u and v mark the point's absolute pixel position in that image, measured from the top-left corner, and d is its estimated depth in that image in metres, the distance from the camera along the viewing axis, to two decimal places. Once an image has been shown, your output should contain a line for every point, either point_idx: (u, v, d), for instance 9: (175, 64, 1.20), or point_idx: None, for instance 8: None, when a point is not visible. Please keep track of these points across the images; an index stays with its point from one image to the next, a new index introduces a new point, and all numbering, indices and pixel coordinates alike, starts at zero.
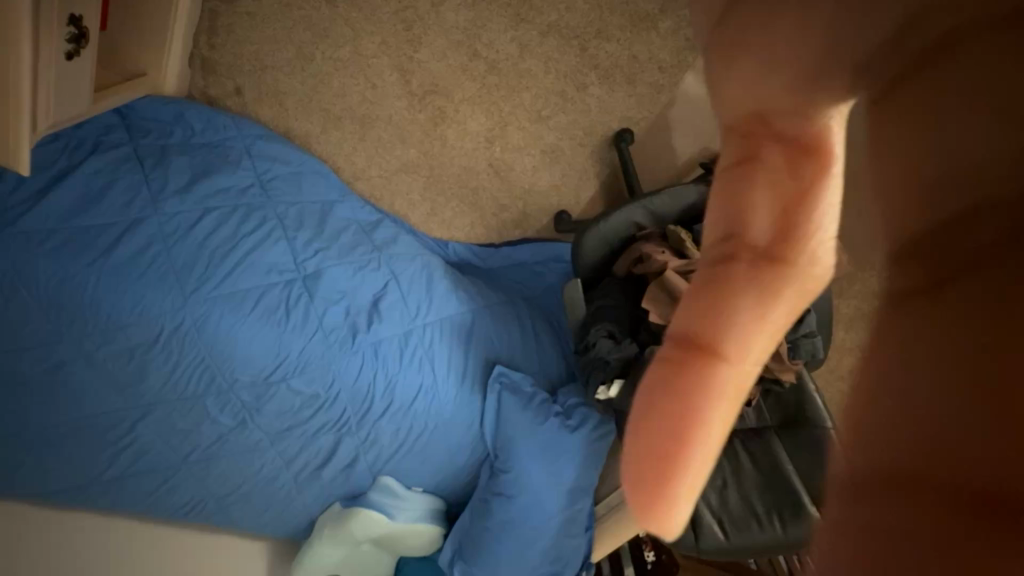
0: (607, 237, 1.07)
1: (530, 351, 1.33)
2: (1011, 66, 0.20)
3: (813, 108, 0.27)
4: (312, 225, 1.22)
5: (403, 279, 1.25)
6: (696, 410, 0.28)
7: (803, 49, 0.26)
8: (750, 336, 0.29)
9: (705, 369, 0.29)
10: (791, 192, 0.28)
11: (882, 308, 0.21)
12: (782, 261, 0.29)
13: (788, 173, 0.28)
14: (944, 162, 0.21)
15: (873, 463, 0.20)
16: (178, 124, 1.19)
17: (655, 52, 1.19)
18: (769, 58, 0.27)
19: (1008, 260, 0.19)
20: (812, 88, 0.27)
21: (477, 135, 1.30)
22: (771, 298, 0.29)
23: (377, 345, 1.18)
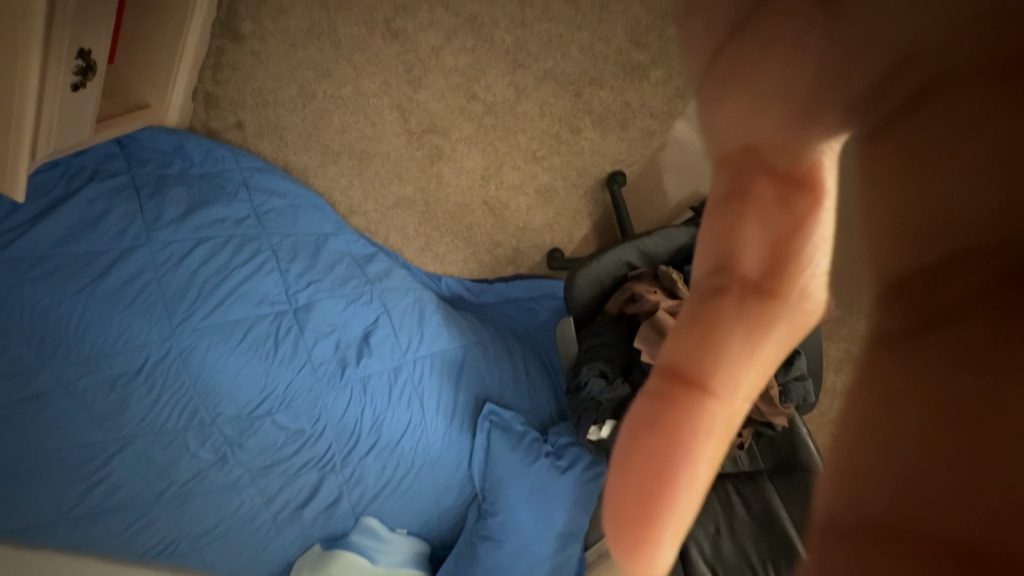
0: (599, 276, 1.08)
1: (521, 389, 1.30)
2: (1004, 112, 0.19)
3: (804, 145, 0.27)
4: (306, 256, 1.22)
5: (395, 312, 1.24)
6: (684, 444, 0.27)
7: (789, 89, 0.26)
8: (739, 372, 0.28)
9: (695, 402, 0.27)
10: (781, 226, 0.28)
11: (873, 347, 0.20)
12: (772, 295, 0.28)
13: (778, 208, 0.28)
14: (936, 208, 0.20)
15: (858, 507, 0.18)
16: (178, 155, 1.21)
17: (646, 99, 1.17)
18: (756, 98, 0.26)
19: (1006, 307, 0.17)
20: (804, 125, 0.26)
21: (473, 174, 1.33)
22: (762, 334, 0.28)
23: (365, 381, 1.17)
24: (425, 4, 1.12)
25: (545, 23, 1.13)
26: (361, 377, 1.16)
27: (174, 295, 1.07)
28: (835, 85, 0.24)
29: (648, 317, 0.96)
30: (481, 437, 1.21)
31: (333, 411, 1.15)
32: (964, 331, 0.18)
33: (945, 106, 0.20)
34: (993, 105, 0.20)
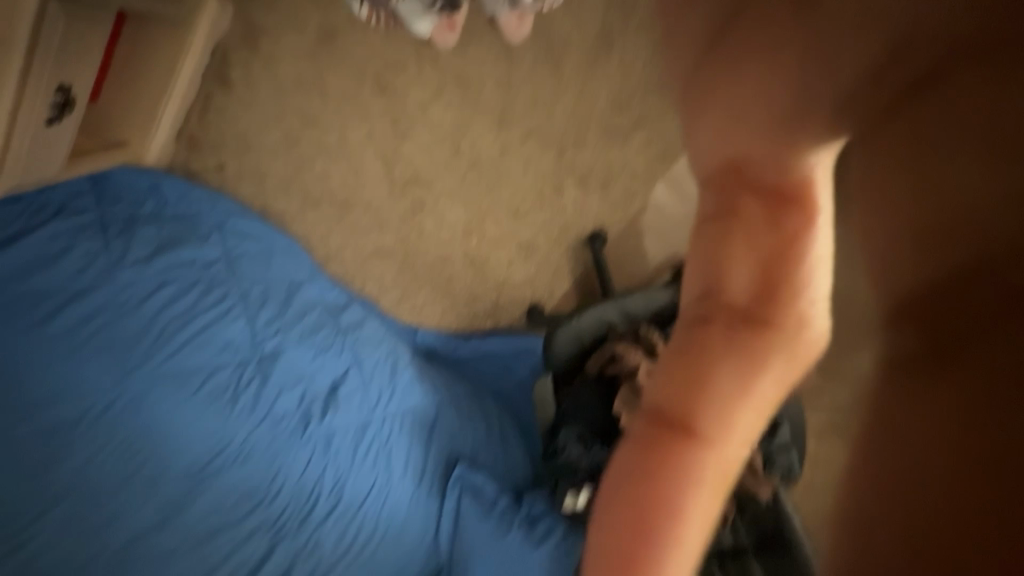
0: (580, 333, 1.03)
1: (496, 451, 1.23)
2: (978, 106, 0.28)
3: (795, 150, 0.35)
4: (277, 303, 1.16)
5: (366, 364, 1.17)
6: (682, 471, 0.38)
7: (766, 99, 0.36)
8: (730, 405, 0.38)
9: (687, 442, 0.38)
10: (770, 240, 0.38)
11: (881, 322, 0.30)
12: (761, 328, 0.37)
13: (765, 222, 0.38)
14: (937, 193, 0.29)
15: (878, 533, 0.29)
16: (152, 195, 1.17)
17: (629, 161, 1.26)
18: (741, 103, 0.37)
19: (995, 256, 0.27)
20: (790, 132, 0.35)
21: (455, 227, 1.33)
22: (754, 372, 0.37)
23: (330, 437, 1.09)
24: (414, 62, 1.22)
25: (530, 85, 1.23)
26: (326, 434, 1.09)
27: (128, 338, 1.02)
28: (813, 91, 0.34)
29: (630, 378, 0.94)
30: (450, 503, 1.14)
31: (293, 468, 1.06)
32: (978, 295, 0.27)
33: (944, 95, 0.29)
34: (983, 88, 0.28)
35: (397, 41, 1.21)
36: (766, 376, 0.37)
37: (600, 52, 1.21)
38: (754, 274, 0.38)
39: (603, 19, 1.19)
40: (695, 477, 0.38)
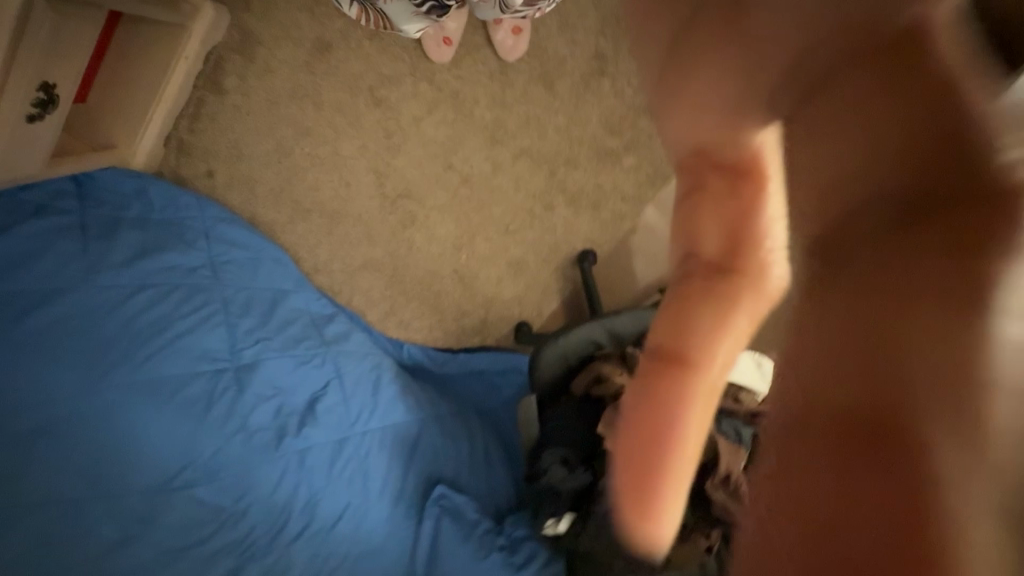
0: (566, 353, 1.02)
1: (478, 472, 1.21)
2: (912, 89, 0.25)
3: (747, 125, 0.29)
4: (260, 313, 1.14)
5: (348, 378, 1.15)
6: (670, 423, 0.29)
7: (732, 71, 0.29)
8: (711, 347, 0.30)
9: (681, 381, 0.30)
10: (737, 210, 0.30)
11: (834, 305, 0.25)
12: (738, 271, 0.30)
13: (729, 193, 0.30)
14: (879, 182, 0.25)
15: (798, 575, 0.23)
16: (138, 199, 1.13)
17: (620, 184, 1.32)
18: (717, 75, 0.30)
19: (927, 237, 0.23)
20: (741, 111, 0.29)
21: (445, 241, 1.33)
22: (727, 318, 0.30)
23: (305, 452, 1.06)
24: (410, 77, 1.23)
25: (525, 105, 1.26)
26: (302, 449, 1.06)
27: (99, 342, 0.96)
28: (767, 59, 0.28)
29: (613, 400, 0.91)
30: (427, 524, 1.10)
31: (265, 483, 1.02)
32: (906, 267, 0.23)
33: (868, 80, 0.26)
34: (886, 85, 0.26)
35: (393, 57, 1.22)
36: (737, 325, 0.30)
37: (590, 77, 1.26)
38: (729, 233, 0.31)
39: (594, 45, 1.24)
40: (670, 445, 0.29)
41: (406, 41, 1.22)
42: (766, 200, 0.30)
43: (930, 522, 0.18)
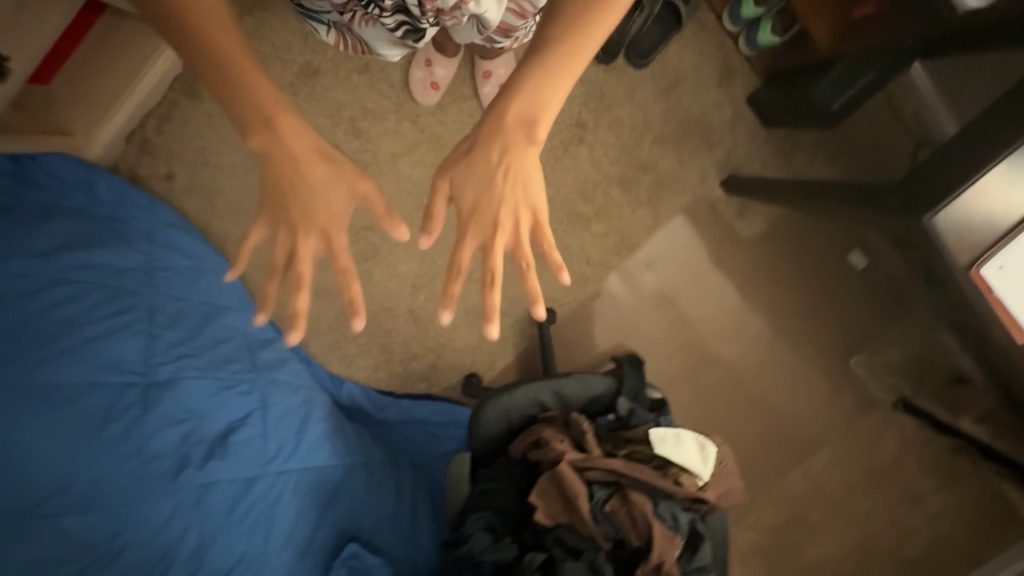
0: (510, 410, 0.94)
1: (401, 532, 1.12)
2: (507, 152, 0.65)
3: (466, 181, 0.66)
4: (188, 327, 1.05)
5: (273, 411, 1.05)
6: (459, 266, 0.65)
7: (469, 153, 0.66)
8: (462, 245, 0.65)
9: (457, 260, 0.65)
10: (471, 205, 0.66)
11: (496, 217, 0.65)
12: (468, 221, 0.65)
13: (466, 203, 0.66)
14: (507, 182, 0.65)
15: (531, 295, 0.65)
16: (81, 190, 1.13)
17: (586, 248, 1.31)
18: (463, 167, 0.66)
19: (519, 191, 0.65)
20: (464, 176, 0.66)
21: (405, 280, 1.34)
22: (463, 238, 0.65)
23: (207, 488, 0.92)
24: (394, 114, 1.26)
25: None
26: (205, 484, 0.92)
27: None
28: (472, 153, 0.66)
29: (551, 469, 0.86)
30: None
31: (150, 522, 0.86)
32: (522, 202, 0.65)
33: (496, 156, 0.65)
34: (502, 153, 0.65)
35: (379, 93, 1.26)
36: (468, 241, 0.65)
37: (569, 143, 1.28)
38: (468, 206, 0.66)
39: (576, 113, 1.28)
40: (459, 272, 0.65)
41: (393, 79, 1.26)
42: (480, 199, 0.65)
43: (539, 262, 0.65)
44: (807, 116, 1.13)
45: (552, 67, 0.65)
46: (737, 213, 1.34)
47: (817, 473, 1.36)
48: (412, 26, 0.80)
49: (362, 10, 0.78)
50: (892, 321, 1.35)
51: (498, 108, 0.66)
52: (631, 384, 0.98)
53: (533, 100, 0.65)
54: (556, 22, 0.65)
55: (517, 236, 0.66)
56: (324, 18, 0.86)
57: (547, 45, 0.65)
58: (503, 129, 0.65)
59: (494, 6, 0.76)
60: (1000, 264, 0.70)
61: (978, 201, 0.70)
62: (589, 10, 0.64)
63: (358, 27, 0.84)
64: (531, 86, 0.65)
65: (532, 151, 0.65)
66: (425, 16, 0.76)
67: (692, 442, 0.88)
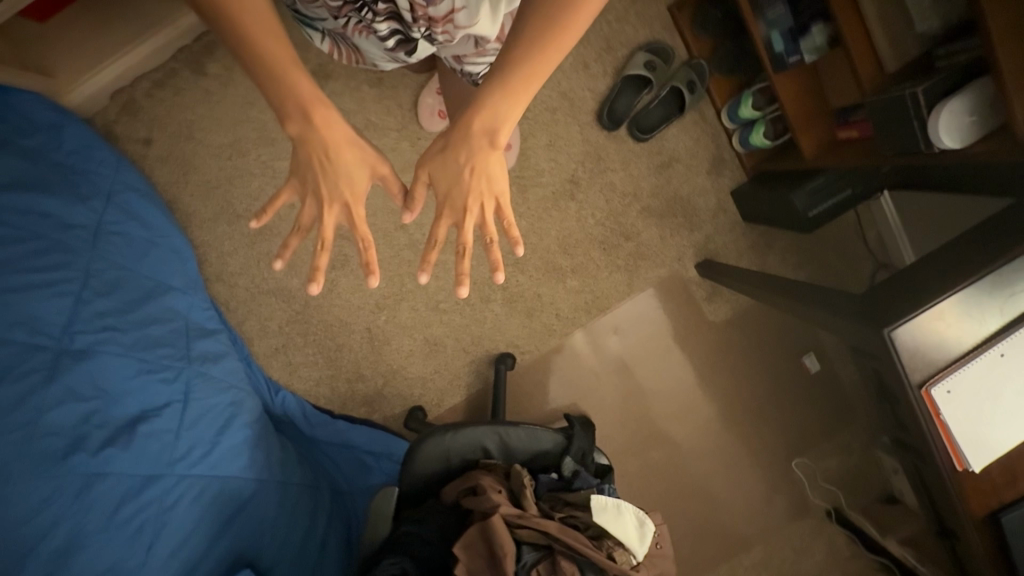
0: (449, 452, 0.89)
1: (305, 568, 1.02)
2: (470, 147, 0.67)
3: (435, 171, 0.69)
4: (125, 299, 0.98)
5: (194, 406, 0.97)
6: (435, 235, 0.67)
7: (441, 143, 0.69)
8: (439, 223, 0.68)
9: (435, 231, 0.68)
10: (443, 193, 0.69)
11: (463, 197, 0.68)
12: (443, 206, 0.68)
13: (441, 193, 0.69)
14: (471, 171, 0.67)
15: (493, 262, 0.65)
16: (47, 132, 1.06)
17: (557, 301, 1.33)
18: (437, 156, 0.69)
19: (485, 178, 0.68)
20: (436, 164, 0.69)
21: (370, 297, 1.32)
22: (439, 217, 0.68)
23: (95, 480, 0.80)
24: (395, 132, 1.27)
25: None
26: (94, 474, 0.80)
27: None
28: (444, 145, 0.69)
29: (480, 520, 0.80)
30: None
31: (14, 510, 0.73)
32: (487, 183, 0.68)
33: (462, 149, 0.68)
34: (464, 147, 0.68)
35: (386, 109, 1.27)
36: (442, 222, 0.68)
37: (560, 197, 1.31)
38: (440, 195, 0.69)
39: (571, 170, 1.31)
40: (433, 241, 0.67)
41: (402, 100, 1.27)
42: (451, 184, 0.68)
43: (506, 233, 0.67)
44: (787, 219, 1.16)
45: (518, 79, 0.66)
46: (707, 295, 1.36)
47: (745, 570, 1.35)
48: (403, 35, 0.83)
49: (356, 16, 0.79)
50: (833, 429, 1.38)
51: (464, 114, 0.68)
52: (580, 445, 0.92)
53: (497, 110, 0.67)
54: (518, 39, 0.65)
55: (483, 219, 0.69)
56: (319, 25, 0.87)
57: (512, 60, 0.66)
58: (468, 136, 0.67)
59: (486, 21, 0.80)
60: (948, 388, 0.72)
61: (935, 324, 0.71)
62: (550, 27, 0.63)
63: (353, 36, 0.85)
64: (494, 98, 0.66)
65: (495, 157, 0.68)
66: (417, 25, 0.79)
67: (632, 516, 0.82)
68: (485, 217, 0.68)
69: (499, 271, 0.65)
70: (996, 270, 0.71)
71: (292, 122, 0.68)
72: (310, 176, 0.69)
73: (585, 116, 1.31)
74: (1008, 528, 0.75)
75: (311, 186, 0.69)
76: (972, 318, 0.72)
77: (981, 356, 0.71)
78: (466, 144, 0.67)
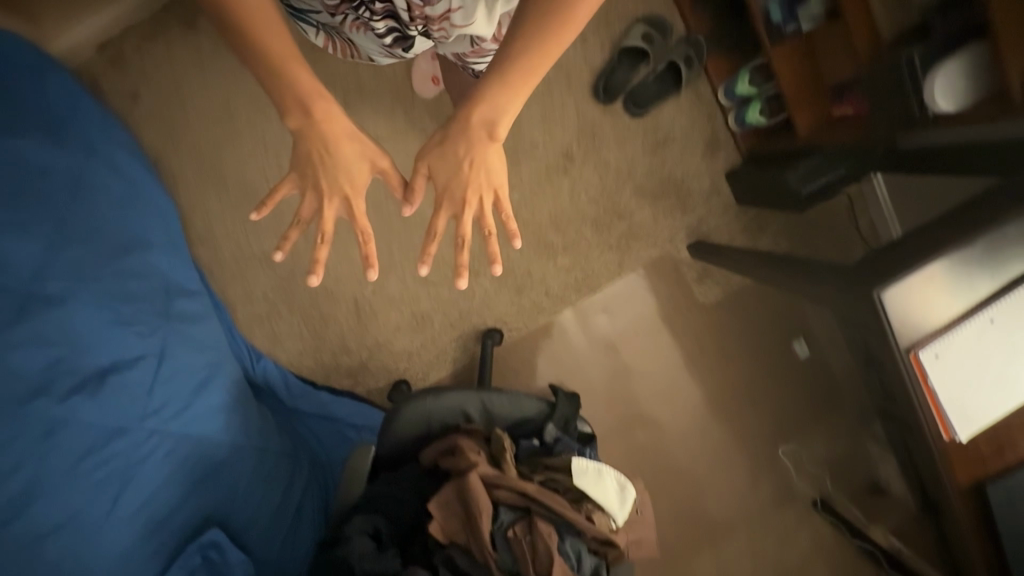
0: (429, 417, 0.85)
1: (278, 531, 1.00)
2: (467, 141, 0.66)
3: (433, 161, 0.67)
4: (103, 250, 0.95)
5: (169, 362, 0.94)
6: (434, 228, 0.66)
7: (439, 136, 0.68)
8: (438, 217, 0.67)
9: (434, 224, 0.67)
10: (441, 185, 0.67)
11: (462, 190, 0.66)
12: (442, 200, 0.67)
13: (439, 185, 0.67)
14: (470, 165, 0.66)
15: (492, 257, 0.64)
16: (30, 79, 1.03)
17: (547, 279, 1.31)
18: (435, 147, 0.67)
19: (485, 172, 0.67)
20: (433, 155, 0.67)
21: (357, 268, 1.29)
22: (438, 210, 0.67)
23: (58, 428, 0.77)
24: (388, 100, 1.26)
25: None
26: (58, 421, 0.77)
27: None
28: (442, 138, 0.67)
29: (457, 480, 0.77)
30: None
31: None
32: (486, 177, 0.67)
33: (459, 142, 0.66)
34: (461, 140, 0.66)
35: (380, 78, 1.25)
36: (440, 215, 0.67)
37: (553, 171, 1.30)
38: (438, 185, 0.67)
39: (565, 144, 1.30)
40: (433, 234, 0.66)
41: (397, 69, 1.26)
42: (450, 178, 0.67)
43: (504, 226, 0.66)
44: (779, 195, 1.14)
45: (519, 73, 0.64)
46: (698, 277, 1.35)
47: (728, 559, 1.34)
48: (400, 33, 0.82)
49: (353, 14, 0.77)
50: (820, 416, 1.37)
51: (464, 108, 0.67)
52: (564, 412, 0.90)
53: (496, 103, 0.65)
54: (518, 34, 0.62)
55: (482, 212, 0.67)
56: (311, 20, 0.83)
57: (511, 55, 0.63)
58: (466, 129, 0.66)
59: (483, 22, 0.78)
60: (936, 352, 0.71)
61: (926, 288, 0.70)
62: (548, 23, 0.61)
63: (348, 31, 0.83)
64: (492, 90, 0.65)
65: (493, 149, 0.66)
66: (415, 22, 0.76)
67: (613, 479, 0.81)
68: (483, 211, 0.68)
69: (497, 264, 0.63)
70: (986, 238, 0.70)
71: (291, 116, 0.66)
72: (310, 170, 0.67)
73: (580, 91, 1.29)
74: (992, 500, 0.75)
75: (310, 180, 0.67)
76: (963, 282, 0.70)
77: (970, 320, 0.70)
78: (463, 136, 0.66)
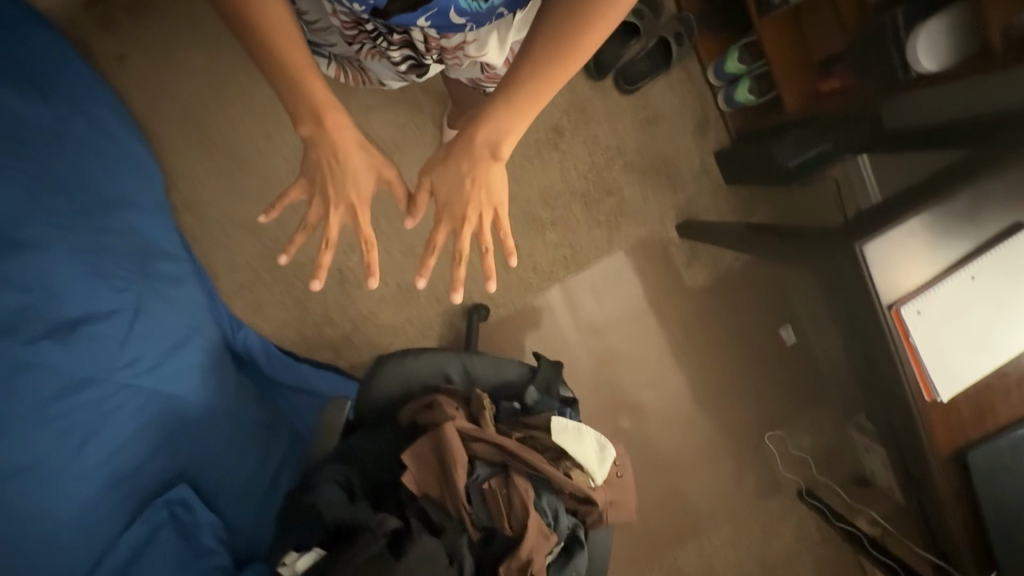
0: (410, 380, 0.83)
1: (250, 497, 0.99)
2: (469, 158, 0.65)
3: (436, 177, 0.66)
4: (82, 204, 0.93)
5: (146, 319, 0.92)
6: (433, 243, 0.65)
7: (443, 152, 0.67)
8: (437, 232, 0.65)
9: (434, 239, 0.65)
10: (442, 203, 0.66)
11: (461, 208, 0.65)
12: (441, 214, 0.65)
13: (439, 201, 0.66)
14: (470, 184, 0.65)
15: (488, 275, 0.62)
16: (17, 34, 1.02)
17: (536, 257, 1.30)
18: (438, 162, 0.66)
19: (484, 192, 0.65)
20: (437, 171, 0.66)
21: (344, 242, 1.27)
22: (437, 225, 0.65)
23: (24, 372, 0.74)
24: None
25: None
26: (23, 365, 0.74)
27: None
28: (445, 155, 0.66)
29: (432, 432, 0.76)
30: (140, 527, 0.82)
31: None
32: (485, 196, 0.65)
33: (461, 159, 0.65)
34: (463, 157, 0.65)
35: None
36: (440, 229, 0.65)
37: (543, 146, 1.30)
38: (438, 201, 0.66)
39: (556, 118, 1.30)
40: (432, 247, 0.64)
41: None
42: (451, 195, 0.65)
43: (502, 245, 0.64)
44: (767, 171, 1.15)
45: (524, 94, 0.63)
46: (687, 259, 1.35)
47: (711, 546, 1.33)
48: (416, 61, 0.80)
49: (370, 43, 0.76)
50: (806, 407, 1.36)
51: (468, 126, 0.66)
52: (546, 374, 0.88)
53: (500, 124, 0.64)
54: (526, 58, 0.62)
55: (481, 229, 0.65)
56: (328, 50, 0.85)
57: (518, 77, 0.63)
58: (470, 147, 0.65)
59: (496, 51, 0.77)
60: (918, 308, 0.70)
61: (907, 246, 0.70)
62: (555, 49, 0.60)
63: (364, 59, 0.83)
64: (497, 110, 0.64)
65: (496, 169, 0.65)
66: (430, 52, 0.76)
67: (592, 439, 0.80)
68: (482, 228, 0.65)
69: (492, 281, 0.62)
70: (956, 194, 0.70)
71: (303, 125, 0.64)
72: (319, 176, 0.65)
73: None
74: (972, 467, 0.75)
75: (319, 187, 0.65)
76: (944, 241, 0.71)
77: (951, 276, 0.70)
78: (465, 153, 0.65)
